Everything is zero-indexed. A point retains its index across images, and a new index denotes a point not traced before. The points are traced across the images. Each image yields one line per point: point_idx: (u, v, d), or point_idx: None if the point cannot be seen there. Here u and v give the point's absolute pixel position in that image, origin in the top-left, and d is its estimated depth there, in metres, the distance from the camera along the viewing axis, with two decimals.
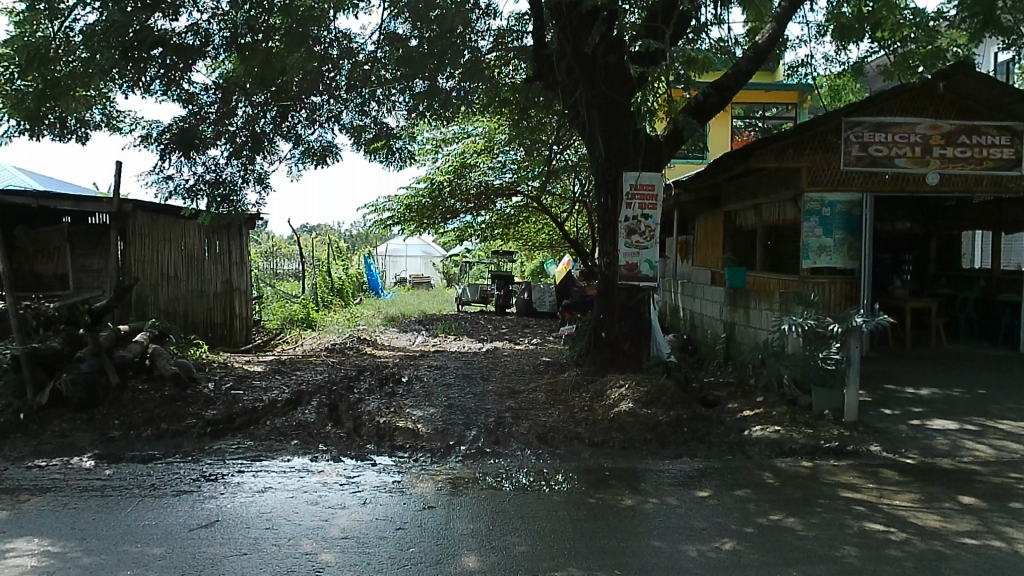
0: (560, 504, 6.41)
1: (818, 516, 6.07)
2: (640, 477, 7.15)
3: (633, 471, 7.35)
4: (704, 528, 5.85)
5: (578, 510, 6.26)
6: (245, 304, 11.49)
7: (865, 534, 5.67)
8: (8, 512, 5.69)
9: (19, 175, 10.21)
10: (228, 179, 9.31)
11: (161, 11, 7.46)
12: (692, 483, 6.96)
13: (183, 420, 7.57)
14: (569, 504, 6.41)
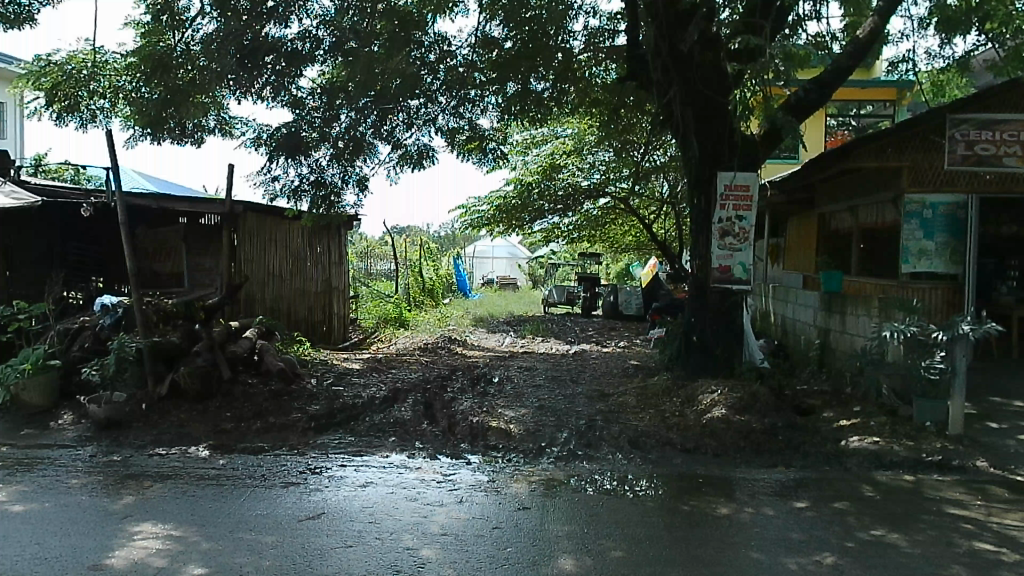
0: (654, 510, 6.31)
1: (923, 533, 5.77)
2: (734, 485, 6.96)
3: (727, 479, 7.15)
4: (803, 540, 5.64)
5: (671, 517, 6.15)
6: (343, 303, 11.81)
7: (975, 554, 5.35)
8: (134, 496, 5.99)
9: (136, 180, 10.62)
10: (330, 182, 9.55)
11: (275, 19, 7.75)
12: (789, 494, 6.72)
13: (289, 414, 7.80)
14: (662, 511, 6.29)
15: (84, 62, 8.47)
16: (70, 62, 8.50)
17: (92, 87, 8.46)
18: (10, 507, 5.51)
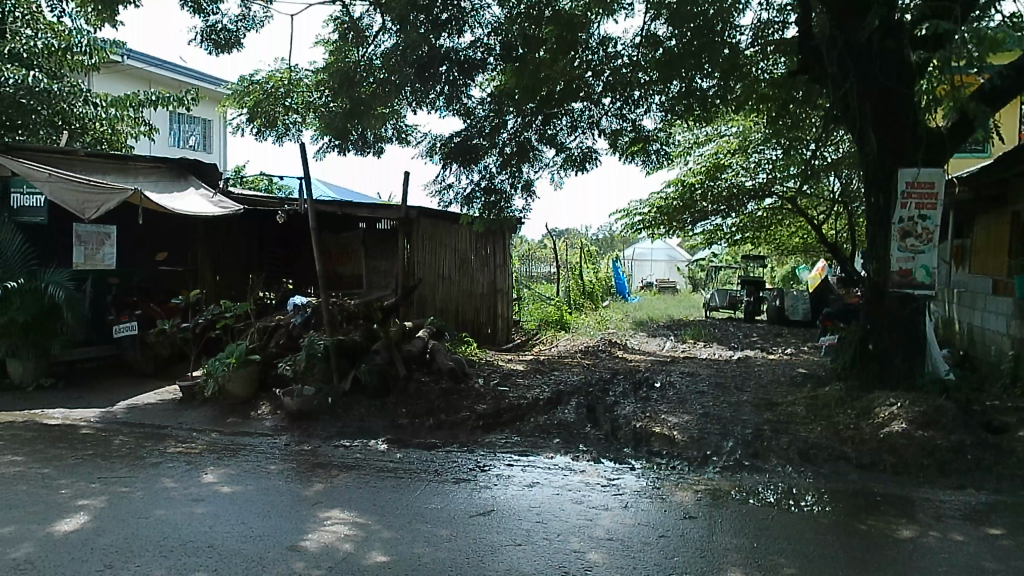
0: (829, 527, 5.96)
1: None
2: (917, 506, 6.44)
3: (908, 499, 6.63)
4: (1000, 571, 5.14)
5: (848, 535, 5.78)
6: (507, 304, 12.08)
7: None
8: (323, 484, 6.40)
9: (322, 189, 11.37)
10: (500, 188, 9.79)
11: (447, 30, 8.07)
12: (982, 519, 6.14)
13: (458, 412, 8.04)
14: (839, 529, 5.93)
15: (281, 81, 9.21)
16: (270, 80, 9.28)
17: (287, 104, 9.19)
18: (219, 487, 6.04)
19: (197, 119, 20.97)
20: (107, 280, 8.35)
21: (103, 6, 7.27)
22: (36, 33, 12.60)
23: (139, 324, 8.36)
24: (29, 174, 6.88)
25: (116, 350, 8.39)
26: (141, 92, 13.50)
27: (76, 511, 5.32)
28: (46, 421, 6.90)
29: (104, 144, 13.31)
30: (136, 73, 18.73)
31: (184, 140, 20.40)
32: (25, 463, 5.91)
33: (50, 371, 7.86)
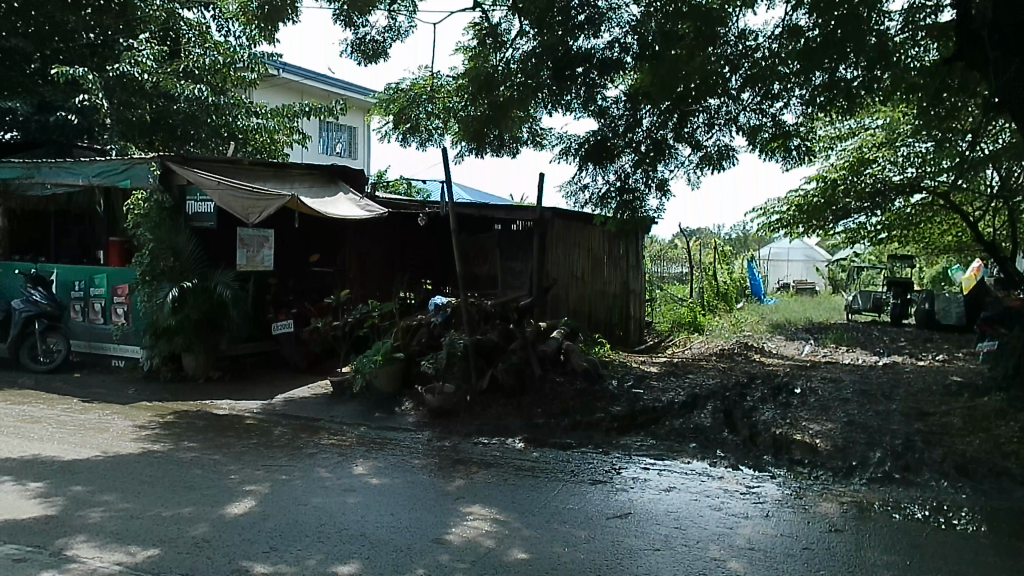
0: (992, 549, 5.52)
1: None
2: None
3: None
4: None
5: (1016, 559, 5.33)
6: (640, 305, 11.90)
7: None
8: (464, 480, 6.56)
9: (459, 191, 11.64)
10: (635, 188, 9.65)
11: (584, 31, 8.13)
12: None
13: (593, 413, 8.02)
14: (1003, 551, 5.48)
15: (424, 87, 9.53)
16: (413, 87, 9.62)
17: (429, 110, 9.51)
18: (369, 479, 6.32)
19: (344, 127, 21.97)
20: (266, 280, 8.92)
21: (264, 25, 7.80)
22: (205, 52, 13.61)
23: (295, 321, 8.88)
24: (201, 183, 7.53)
25: (273, 345, 8.94)
26: (296, 104, 14.19)
27: (243, 496, 5.71)
28: (215, 411, 7.45)
29: (263, 153, 14.09)
30: (289, 86, 19.85)
31: (331, 147, 21.45)
32: (198, 449, 6.40)
33: (218, 364, 8.46)
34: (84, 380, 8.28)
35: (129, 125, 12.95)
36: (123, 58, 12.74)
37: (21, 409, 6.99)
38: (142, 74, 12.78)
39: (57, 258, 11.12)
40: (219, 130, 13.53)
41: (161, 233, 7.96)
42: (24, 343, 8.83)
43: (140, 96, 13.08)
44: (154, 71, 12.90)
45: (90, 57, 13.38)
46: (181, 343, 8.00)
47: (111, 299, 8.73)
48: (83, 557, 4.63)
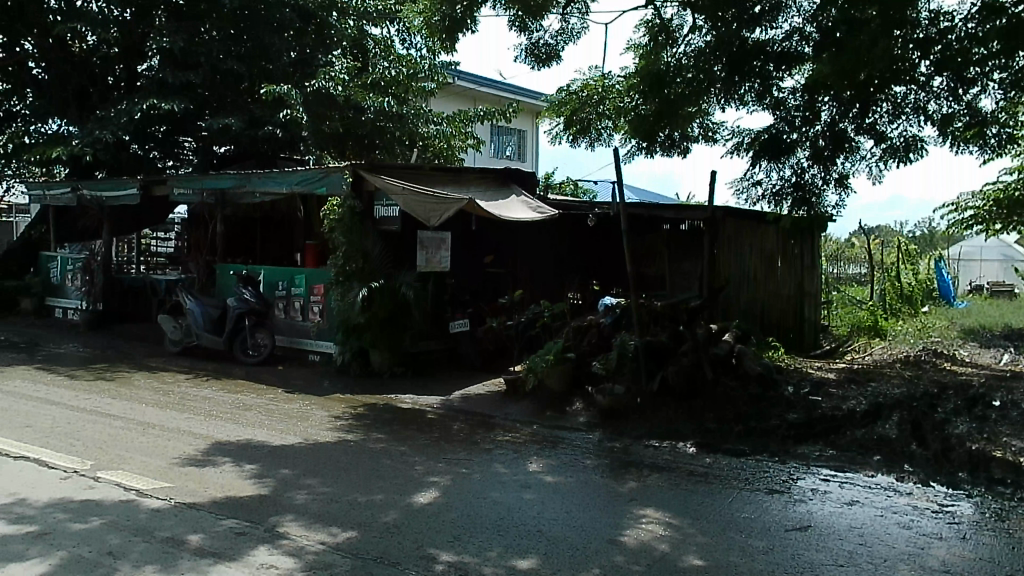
0: None
1: None
2: None
3: None
4: None
5: None
6: (816, 308, 11.23)
7: None
8: (636, 482, 6.54)
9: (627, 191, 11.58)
10: (812, 183, 9.19)
11: (761, 23, 8.16)
12: None
13: (767, 420, 7.76)
14: None
15: (595, 88, 9.50)
16: (584, 88, 9.63)
17: (600, 110, 9.51)
18: (544, 477, 6.46)
19: (514, 130, 22.47)
20: (445, 280, 9.31)
21: (445, 36, 8.25)
22: (391, 65, 14.26)
23: (471, 320, 9.23)
24: (386, 189, 8.00)
25: (450, 344, 9.32)
26: (471, 110, 14.60)
27: (428, 486, 6.02)
28: (399, 405, 7.90)
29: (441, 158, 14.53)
30: (460, 91, 20.40)
31: (502, 150, 22.02)
32: (386, 440, 6.80)
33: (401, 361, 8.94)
34: (284, 372, 9.04)
35: (324, 136, 13.53)
36: (320, 73, 13.32)
37: (234, 397, 7.73)
38: (337, 88, 13.28)
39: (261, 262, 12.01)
40: (404, 138, 14.01)
41: (352, 237, 8.54)
42: (237, 339, 9.65)
43: (330, 108, 13.44)
44: (346, 84, 13.42)
45: (293, 72, 13.95)
46: (369, 340, 8.54)
47: (308, 297, 9.46)
48: (292, 535, 5.05)
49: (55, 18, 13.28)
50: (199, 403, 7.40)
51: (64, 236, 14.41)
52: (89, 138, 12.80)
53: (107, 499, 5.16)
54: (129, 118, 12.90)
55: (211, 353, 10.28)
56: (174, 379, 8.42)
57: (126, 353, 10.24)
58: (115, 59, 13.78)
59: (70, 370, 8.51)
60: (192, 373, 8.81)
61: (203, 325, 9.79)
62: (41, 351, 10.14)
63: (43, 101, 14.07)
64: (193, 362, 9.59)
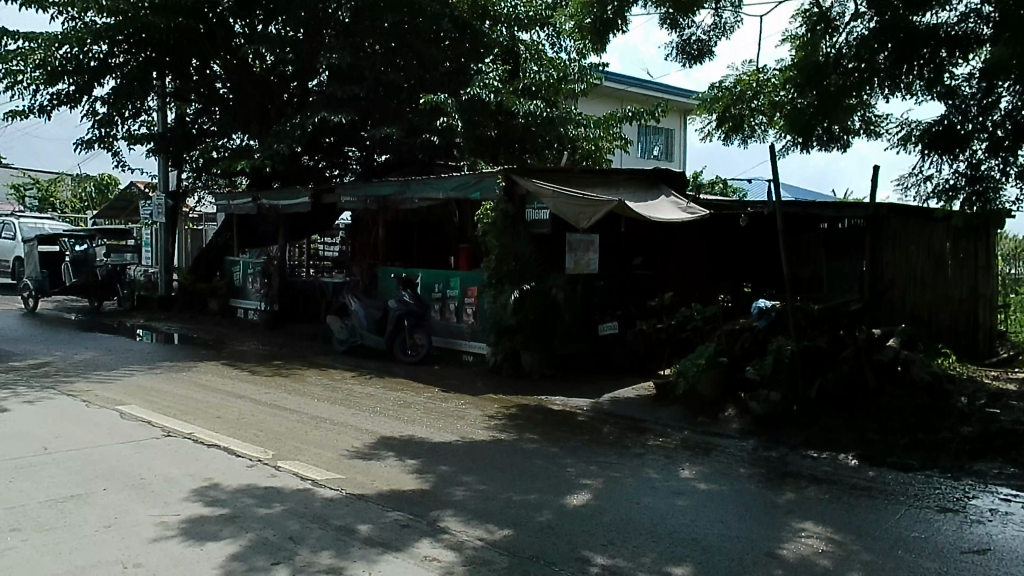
0: None
1: None
2: None
3: None
4: None
5: None
6: (992, 313, 10.20)
7: None
8: (795, 494, 6.28)
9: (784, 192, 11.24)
10: (989, 176, 8.13)
11: (932, 7, 7.67)
12: None
13: (938, 432, 7.22)
14: None
15: (749, 83, 9.23)
16: (737, 84, 9.38)
17: (754, 105, 9.22)
18: (697, 484, 6.35)
19: (662, 130, 22.14)
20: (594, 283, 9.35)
21: (596, 39, 8.32)
22: (540, 70, 14.24)
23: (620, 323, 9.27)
24: (538, 192, 8.27)
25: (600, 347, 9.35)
26: (620, 111, 14.45)
27: (580, 489, 6.07)
28: (551, 406, 8.03)
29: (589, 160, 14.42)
30: (608, 92, 20.29)
31: (648, 151, 21.77)
32: (539, 441, 6.93)
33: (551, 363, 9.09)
34: (441, 371, 9.41)
35: (478, 142, 13.51)
36: (474, 81, 13.29)
37: (395, 395, 8.12)
38: (490, 95, 13.24)
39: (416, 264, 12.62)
40: (553, 143, 14.03)
41: (504, 240, 8.82)
42: (398, 339, 10.10)
43: (485, 116, 13.43)
44: (498, 91, 13.37)
45: (449, 82, 13.84)
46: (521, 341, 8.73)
47: (462, 298, 9.96)
48: (452, 530, 5.24)
49: (241, 40, 13.81)
50: (365, 400, 7.83)
51: (244, 243, 15.59)
52: (268, 151, 13.23)
53: (288, 487, 5.57)
54: (303, 132, 13.25)
55: (373, 353, 10.78)
56: (341, 377, 8.94)
57: (299, 351, 10.96)
58: (290, 77, 14.24)
59: (251, 367, 9.22)
60: (358, 371, 9.33)
61: (367, 326, 10.28)
62: (226, 348, 11.05)
63: (229, 117, 14.64)
64: (358, 361, 10.16)
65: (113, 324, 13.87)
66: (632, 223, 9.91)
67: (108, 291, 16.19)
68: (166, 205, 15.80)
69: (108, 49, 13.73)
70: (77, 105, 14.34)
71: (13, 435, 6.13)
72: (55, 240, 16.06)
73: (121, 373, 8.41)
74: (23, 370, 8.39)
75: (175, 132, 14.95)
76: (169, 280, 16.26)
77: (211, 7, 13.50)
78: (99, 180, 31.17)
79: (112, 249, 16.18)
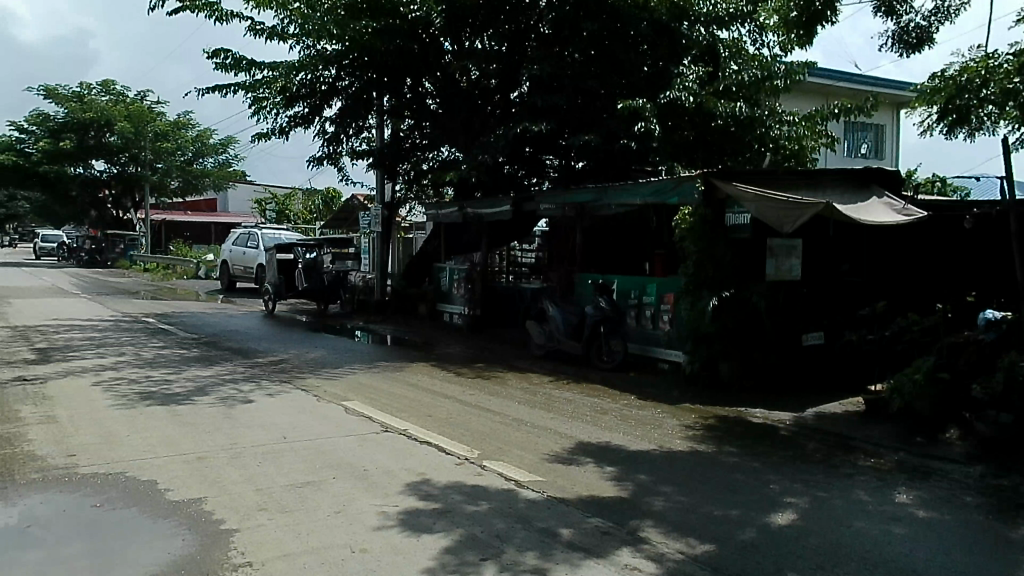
0: None
1: None
2: None
3: None
4: None
5: None
6: None
7: None
8: None
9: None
10: None
11: None
12: None
13: None
14: None
15: (978, 70, 8.35)
16: (964, 71, 8.49)
17: (984, 94, 8.32)
18: (916, 510, 5.86)
19: (871, 125, 20.67)
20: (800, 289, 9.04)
21: (802, 32, 7.94)
22: (742, 68, 13.90)
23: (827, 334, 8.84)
24: (739, 196, 8.17)
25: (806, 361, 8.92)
26: (826, 107, 13.73)
27: (785, 507, 5.80)
28: (751, 418, 7.82)
29: (793, 160, 13.70)
30: (812, 88, 19.31)
31: (856, 149, 20.40)
32: (739, 455, 6.75)
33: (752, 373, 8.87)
34: (637, 379, 9.43)
35: (675, 145, 13.11)
36: (673, 86, 12.78)
37: (593, 400, 8.24)
38: (688, 97, 12.70)
39: (609, 269, 12.69)
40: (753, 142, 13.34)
41: (703, 245, 8.77)
42: (595, 345, 10.24)
43: (681, 119, 12.84)
44: (697, 94, 12.78)
45: (648, 86, 13.75)
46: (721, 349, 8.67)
47: (659, 305, 10.12)
48: (653, 540, 5.18)
49: (449, 58, 14.60)
50: (563, 404, 8.02)
51: (451, 249, 16.45)
52: (474, 162, 13.98)
53: (493, 486, 5.82)
54: (507, 142, 13.80)
55: (570, 359, 10.93)
56: (541, 381, 9.20)
57: (501, 355, 11.36)
58: (493, 89, 14.71)
59: (457, 369, 9.75)
60: (556, 376, 9.55)
61: (565, 332, 10.42)
62: (434, 350, 11.71)
63: (438, 131, 15.35)
64: (555, 366, 10.39)
65: (337, 325, 15.17)
66: (842, 225, 9.44)
67: (333, 293, 17.21)
68: (382, 215, 17.05)
69: (336, 73, 14.95)
70: (310, 125, 15.76)
71: (259, 424, 6.90)
72: (290, 248, 17.37)
73: (345, 371, 9.21)
74: (265, 365, 9.41)
75: (392, 146, 15.86)
76: (384, 286, 17.33)
77: (424, 28, 14.37)
78: (325, 194, 33.17)
79: (337, 255, 17.35)
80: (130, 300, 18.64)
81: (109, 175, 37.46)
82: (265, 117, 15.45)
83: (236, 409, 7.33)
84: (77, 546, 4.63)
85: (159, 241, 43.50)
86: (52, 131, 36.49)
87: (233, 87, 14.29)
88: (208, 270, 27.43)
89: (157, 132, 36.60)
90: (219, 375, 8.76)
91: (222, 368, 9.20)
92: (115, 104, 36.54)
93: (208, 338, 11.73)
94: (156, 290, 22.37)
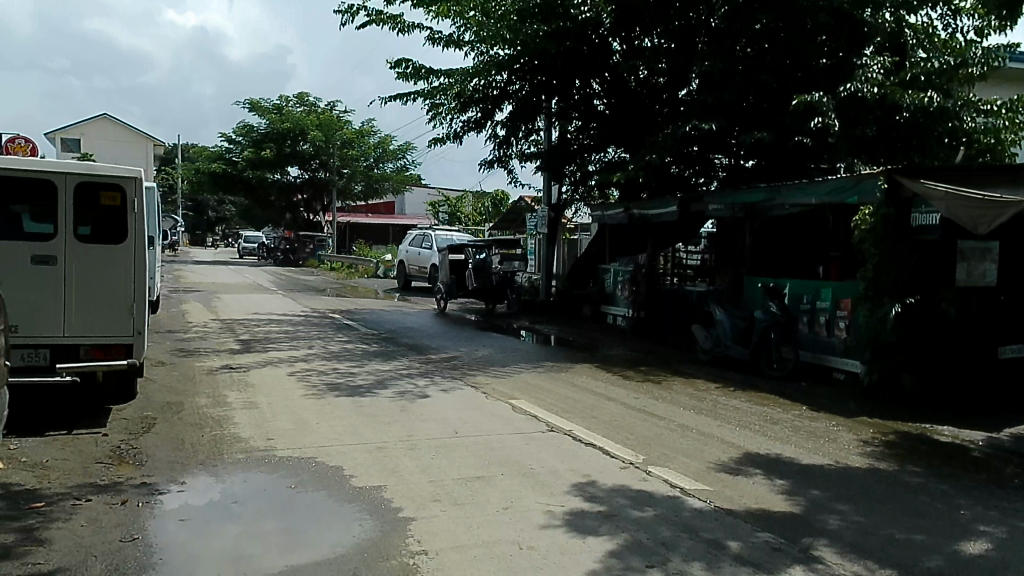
0: None
1: None
2: None
3: None
4: None
5: None
6: None
7: None
8: None
9: None
10: None
11: None
12: None
13: None
14: None
15: None
16: None
17: None
18: None
19: None
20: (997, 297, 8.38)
21: (1005, 12, 7.21)
22: (931, 54, 12.96)
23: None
24: (925, 194, 7.67)
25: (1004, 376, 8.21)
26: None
27: (979, 536, 5.31)
28: (937, 436, 7.29)
29: (988, 156, 12.56)
30: (1015, 74, 17.58)
31: None
32: (923, 476, 6.33)
33: (937, 389, 8.31)
34: (810, 389, 9.07)
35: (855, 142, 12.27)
36: (854, 77, 12.21)
37: (762, 409, 7.99)
38: (872, 89, 12.07)
39: (778, 271, 12.30)
40: (944, 136, 12.39)
41: (883, 247, 8.36)
42: (763, 351, 9.89)
43: (863, 113, 12.10)
44: (882, 85, 12.16)
45: (826, 79, 13.10)
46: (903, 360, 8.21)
47: (834, 311, 9.66)
48: (828, 560, 4.89)
49: (618, 58, 14.57)
50: (731, 412, 7.85)
51: (616, 251, 16.53)
52: (641, 162, 13.64)
53: (659, 492, 5.79)
54: (674, 140, 13.23)
55: (739, 365, 10.66)
56: (706, 387, 9.03)
57: (666, 358, 11.24)
58: (662, 88, 14.68)
59: (622, 371, 9.78)
60: (724, 383, 9.34)
61: (732, 336, 10.22)
62: (599, 352, 11.79)
63: (604, 132, 15.19)
64: (721, 373, 10.15)
65: (503, 324, 15.62)
66: None
67: (500, 293, 17.71)
68: (549, 216, 17.49)
69: (507, 77, 15.34)
70: (483, 129, 16.22)
71: (434, 417, 7.25)
72: (461, 249, 18.10)
73: (513, 369, 9.48)
74: (439, 361, 9.85)
75: (558, 147, 15.98)
76: (549, 286, 17.77)
77: (593, 29, 14.51)
78: (495, 198, 33.17)
79: (504, 255, 17.83)
80: (317, 297, 20.13)
81: (301, 180, 40.57)
82: (442, 122, 16.14)
83: (413, 403, 7.74)
84: (272, 524, 5.06)
85: (342, 241, 46.47)
86: (255, 141, 39.93)
87: (414, 95, 14.92)
88: (387, 270, 29.03)
89: (344, 140, 39.17)
90: (397, 370, 9.28)
91: (400, 362, 9.73)
92: (308, 114, 39.56)
93: (387, 334, 12.43)
94: (340, 287, 24.02)
